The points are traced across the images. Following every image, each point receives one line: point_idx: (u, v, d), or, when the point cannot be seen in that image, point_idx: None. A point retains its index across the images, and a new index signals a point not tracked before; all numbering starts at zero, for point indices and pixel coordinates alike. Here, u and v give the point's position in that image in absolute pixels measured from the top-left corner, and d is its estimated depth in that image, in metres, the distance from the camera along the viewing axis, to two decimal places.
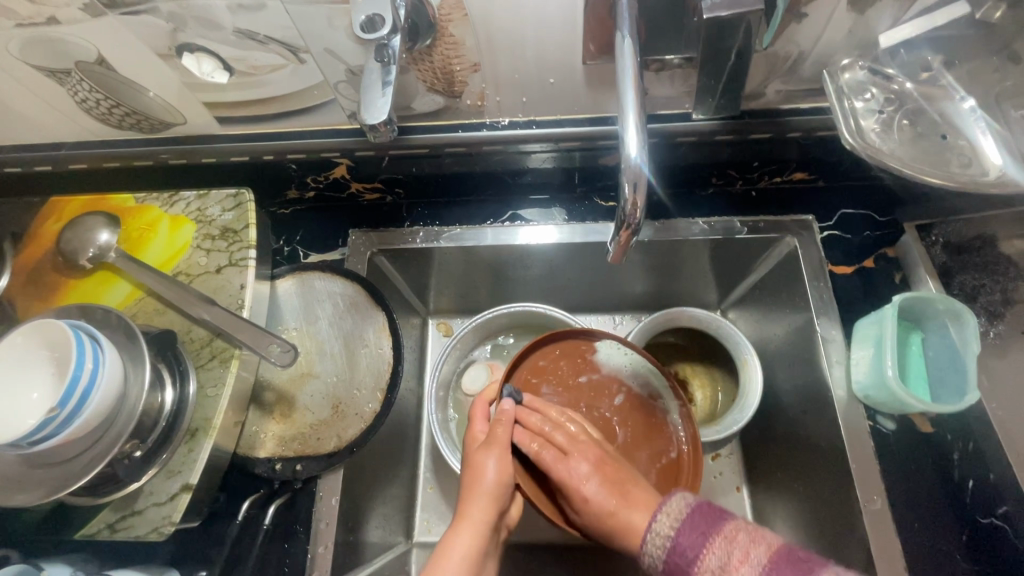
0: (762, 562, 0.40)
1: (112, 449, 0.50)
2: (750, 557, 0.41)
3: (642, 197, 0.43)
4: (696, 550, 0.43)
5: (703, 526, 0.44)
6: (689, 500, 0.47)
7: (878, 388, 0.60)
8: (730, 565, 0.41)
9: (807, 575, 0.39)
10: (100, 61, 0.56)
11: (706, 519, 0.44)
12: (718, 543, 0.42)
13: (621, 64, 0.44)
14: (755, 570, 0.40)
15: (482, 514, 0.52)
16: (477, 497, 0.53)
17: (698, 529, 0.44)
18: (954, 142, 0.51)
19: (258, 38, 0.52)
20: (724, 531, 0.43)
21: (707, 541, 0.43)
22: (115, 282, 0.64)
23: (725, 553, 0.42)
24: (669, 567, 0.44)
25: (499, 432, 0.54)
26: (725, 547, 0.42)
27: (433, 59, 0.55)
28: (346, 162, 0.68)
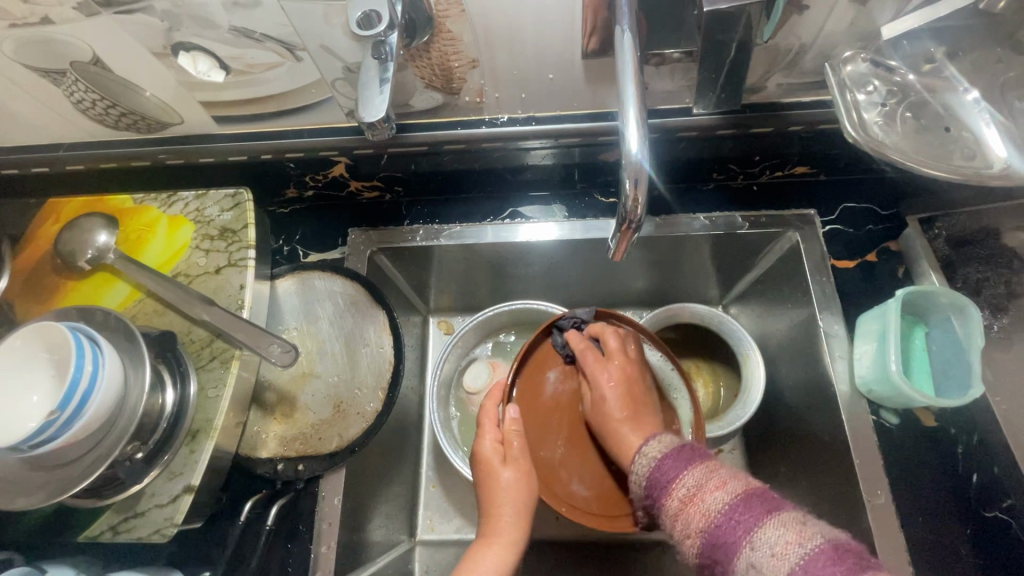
0: (735, 489, 0.43)
1: (113, 451, 0.49)
2: (725, 484, 0.43)
3: (643, 192, 0.42)
4: (676, 471, 0.46)
5: (688, 456, 0.47)
6: (680, 441, 0.49)
7: (882, 383, 0.60)
8: (704, 486, 0.44)
9: (774, 506, 0.41)
10: (95, 61, 0.56)
11: (691, 453, 0.47)
12: (696, 469, 0.45)
13: (620, 59, 0.43)
14: (727, 495, 0.42)
15: (510, 532, 0.54)
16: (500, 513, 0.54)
17: (682, 458, 0.47)
18: (957, 134, 0.50)
19: (254, 36, 0.52)
20: (705, 462, 0.46)
21: (686, 467, 0.46)
22: (114, 283, 0.64)
23: (702, 477, 0.44)
24: (648, 483, 0.47)
25: (514, 443, 0.54)
26: (704, 473, 0.45)
27: (431, 55, 0.54)
28: (345, 161, 0.68)
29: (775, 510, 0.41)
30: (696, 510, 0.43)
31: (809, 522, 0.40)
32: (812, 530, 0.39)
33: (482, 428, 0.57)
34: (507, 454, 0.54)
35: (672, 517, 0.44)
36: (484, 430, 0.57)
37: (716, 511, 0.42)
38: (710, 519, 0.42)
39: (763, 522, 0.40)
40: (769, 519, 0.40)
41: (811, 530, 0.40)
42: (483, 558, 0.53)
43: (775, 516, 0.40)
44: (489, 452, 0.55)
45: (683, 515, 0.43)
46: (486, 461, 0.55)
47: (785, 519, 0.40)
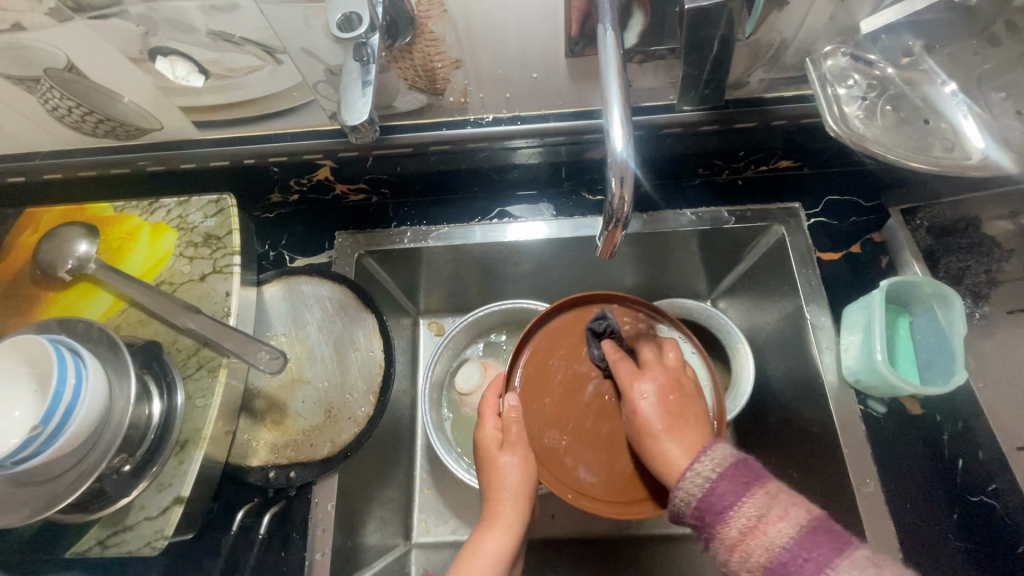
0: (800, 522, 0.41)
1: (100, 465, 0.49)
2: (788, 516, 0.41)
3: (629, 190, 0.42)
4: (735, 503, 0.43)
5: (745, 483, 0.44)
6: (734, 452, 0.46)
7: (868, 372, 0.61)
8: (767, 518, 0.42)
9: (844, 544, 0.40)
10: (70, 67, 0.55)
11: (748, 474, 0.44)
12: (752, 500, 0.43)
13: (604, 57, 0.43)
14: (792, 531, 0.41)
15: (508, 515, 0.55)
16: (499, 499, 0.55)
17: (736, 485, 0.44)
18: (936, 127, 0.51)
19: (234, 40, 0.51)
20: (765, 487, 0.44)
21: (746, 493, 0.43)
22: (96, 293, 0.63)
23: (763, 507, 0.42)
24: (700, 509, 0.44)
25: (511, 430, 0.54)
26: (764, 502, 0.42)
27: (414, 56, 0.54)
28: (330, 164, 0.67)
29: (846, 547, 0.40)
30: (759, 545, 0.41)
31: (883, 563, 0.39)
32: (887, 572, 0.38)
33: (483, 416, 0.58)
34: (505, 439, 0.55)
35: (730, 551, 0.42)
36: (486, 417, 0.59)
37: (781, 547, 0.41)
38: (773, 555, 0.41)
39: (834, 563, 0.39)
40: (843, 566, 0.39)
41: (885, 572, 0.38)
42: (483, 542, 0.54)
43: (845, 555, 0.39)
44: (485, 438, 0.57)
45: (742, 548, 0.42)
46: (485, 447, 0.56)
47: (859, 560, 0.39)
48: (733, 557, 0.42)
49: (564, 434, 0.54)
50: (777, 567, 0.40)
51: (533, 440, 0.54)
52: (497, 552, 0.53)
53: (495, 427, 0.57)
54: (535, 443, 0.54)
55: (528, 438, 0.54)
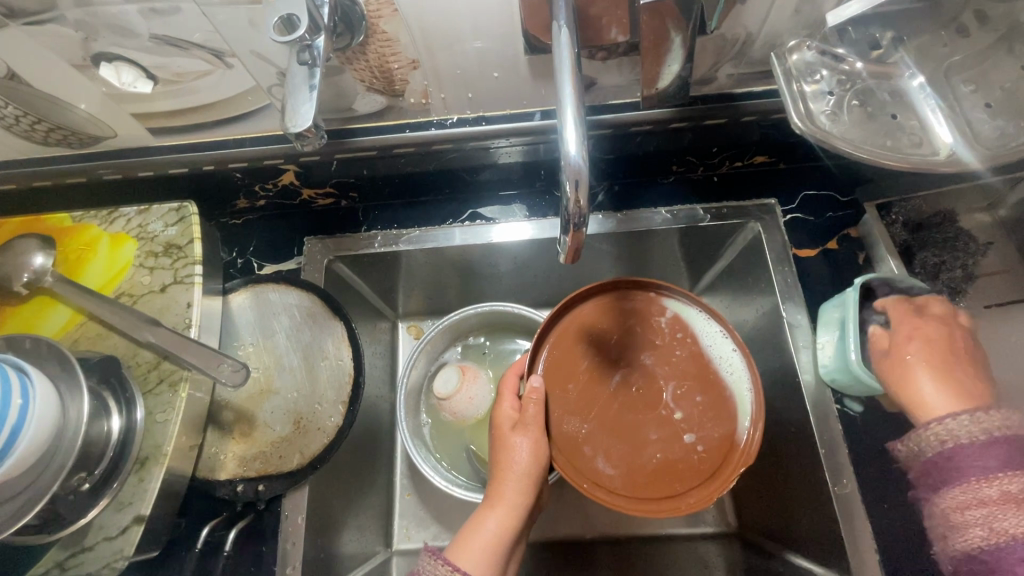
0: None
1: (51, 487, 0.47)
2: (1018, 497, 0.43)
3: (584, 194, 0.41)
4: (982, 470, 0.44)
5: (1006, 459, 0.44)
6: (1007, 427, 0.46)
7: (842, 372, 0.60)
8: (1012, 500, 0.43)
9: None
10: (11, 76, 0.53)
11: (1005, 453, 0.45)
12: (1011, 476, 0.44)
13: (557, 57, 0.42)
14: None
15: (514, 498, 0.54)
16: (507, 480, 0.54)
17: (1003, 457, 0.44)
18: (904, 122, 0.50)
19: (179, 44, 0.49)
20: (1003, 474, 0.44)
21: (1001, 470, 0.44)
22: (53, 307, 0.61)
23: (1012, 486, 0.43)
24: (940, 459, 0.47)
25: (528, 411, 0.53)
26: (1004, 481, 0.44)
27: (368, 57, 0.52)
28: (293, 169, 0.65)
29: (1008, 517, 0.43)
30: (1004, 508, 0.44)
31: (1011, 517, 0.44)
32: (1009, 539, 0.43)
33: (502, 395, 0.58)
34: (520, 421, 0.54)
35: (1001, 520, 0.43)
36: (507, 397, 0.58)
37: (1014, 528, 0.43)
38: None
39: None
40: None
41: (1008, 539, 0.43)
42: (485, 521, 0.53)
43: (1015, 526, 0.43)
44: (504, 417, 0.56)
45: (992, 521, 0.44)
46: (500, 427, 0.55)
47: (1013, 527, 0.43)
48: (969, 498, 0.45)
49: (584, 422, 0.53)
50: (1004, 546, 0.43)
51: (552, 424, 0.53)
52: (501, 533, 0.53)
53: (512, 408, 0.57)
54: (554, 428, 0.53)
55: (545, 421, 0.53)
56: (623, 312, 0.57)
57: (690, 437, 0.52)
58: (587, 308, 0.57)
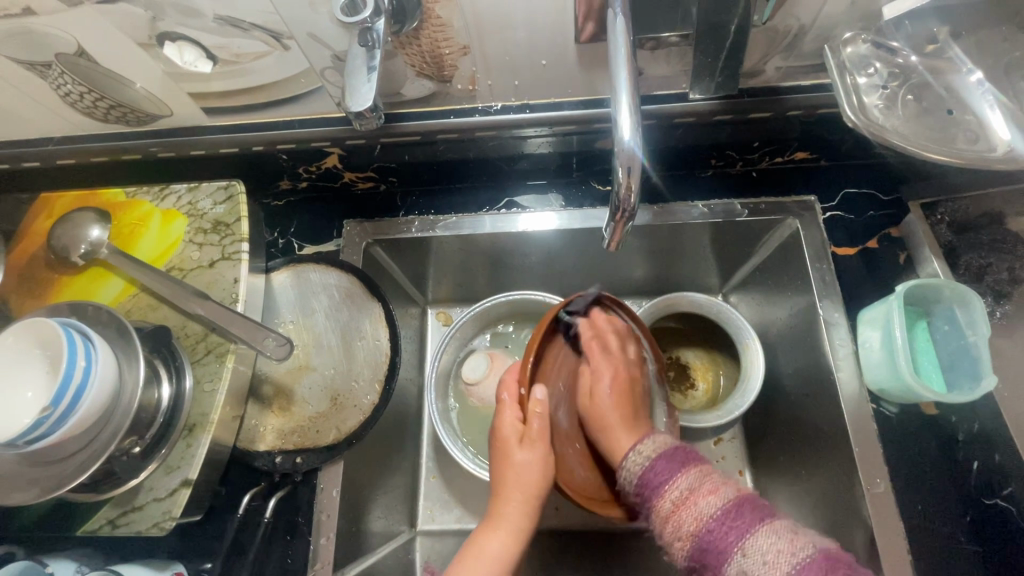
0: (726, 496, 0.44)
1: (108, 448, 0.49)
2: (718, 490, 0.44)
3: (636, 180, 0.42)
4: (666, 478, 0.46)
5: (679, 458, 0.48)
6: (658, 445, 0.50)
7: (894, 379, 0.60)
8: (698, 492, 0.45)
9: (765, 515, 0.43)
10: (81, 53, 0.55)
11: (685, 456, 0.48)
12: (694, 474, 0.46)
13: (613, 44, 0.42)
14: (720, 501, 0.44)
15: (514, 518, 0.55)
16: (511, 500, 0.55)
17: (674, 461, 0.48)
18: (960, 117, 0.49)
19: (241, 25, 0.51)
20: (698, 466, 0.47)
21: (681, 470, 0.46)
22: (107, 278, 0.63)
23: (695, 482, 0.45)
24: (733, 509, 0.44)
25: (534, 425, 0.54)
26: (697, 478, 0.46)
27: (421, 42, 0.54)
28: (338, 152, 0.67)
29: (766, 517, 0.43)
30: (690, 514, 0.44)
31: (799, 533, 0.42)
32: (802, 539, 0.41)
33: (502, 407, 0.57)
34: (524, 435, 0.55)
35: (665, 521, 0.45)
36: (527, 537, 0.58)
37: (709, 516, 0.43)
38: (703, 525, 0.43)
39: (755, 529, 0.42)
40: (757, 528, 0.42)
41: (801, 539, 0.42)
42: (488, 543, 0.54)
43: (765, 524, 0.42)
44: None
45: (675, 520, 0.44)
46: (504, 441, 0.55)
47: (776, 526, 0.42)
48: (669, 530, 0.44)
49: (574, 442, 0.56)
50: (706, 536, 0.43)
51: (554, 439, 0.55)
52: (509, 551, 0.54)
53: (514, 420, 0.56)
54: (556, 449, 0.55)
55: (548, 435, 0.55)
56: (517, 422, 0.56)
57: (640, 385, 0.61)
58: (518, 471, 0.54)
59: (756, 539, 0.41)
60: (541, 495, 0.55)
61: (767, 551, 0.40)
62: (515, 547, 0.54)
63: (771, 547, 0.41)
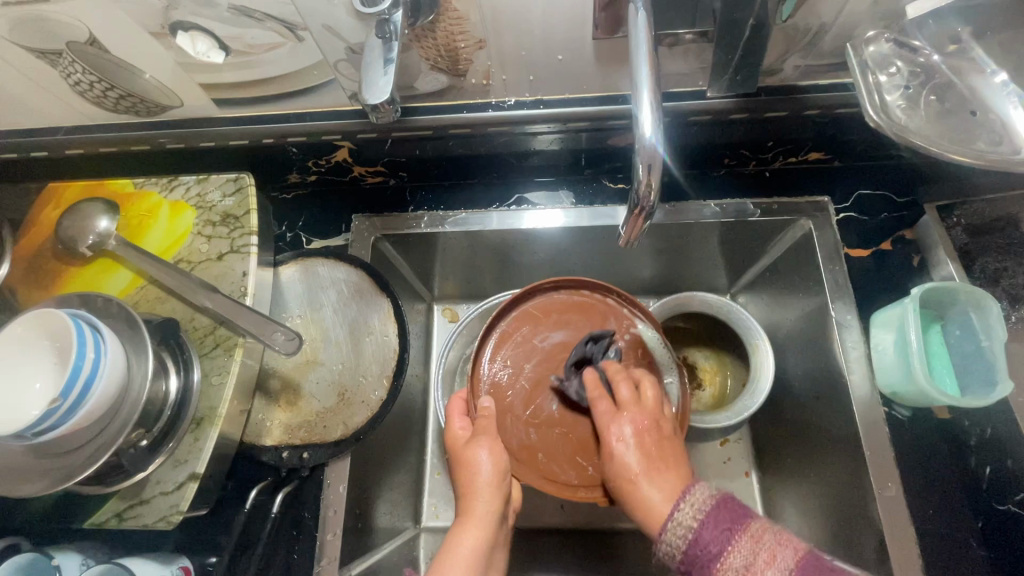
0: (788, 566, 0.41)
1: (116, 441, 0.49)
2: (776, 561, 0.41)
3: (657, 178, 0.41)
4: (718, 550, 0.43)
5: (728, 523, 0.44)
6: (703, 505, 0.46)
7: (907, 383, 0.60)
8: (755, 565, 0.41)
9: None
10: (92, 42, 0.55)
11: (732, 515, 0.44)
12: (747, 541, 0.43)
13: (634, 40, 0.42)
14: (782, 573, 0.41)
15: (482, 512, 0.53)
16: (477, 493, 0.53)
17: (723, 527, 0.44)
18: (983, 118, 0.48)
19: (255, 15, 0.50)
20: (748, 529, 0.43)
21: (733, 539, 0.43)
22: (115, 270, 0.63)
23: (752, 550, 0.42)
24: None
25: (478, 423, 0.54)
26: (750, 547, 0.42)
27: (436, 35, 0.53)
28: (349, 146, 0.66)
29: None
30: None
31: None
32: None
33: (451, 418, 0.58)
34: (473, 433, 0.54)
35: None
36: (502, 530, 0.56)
37: None
38: None
39: None
40: None
41: None
42: (461, 541, 0.52)
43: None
44: None
45: None
46: (454, 447, 0.55)
47: None
48: None
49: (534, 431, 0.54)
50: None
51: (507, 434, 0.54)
52: (481, 544, 0.52)
53: (462, 429, 0.57)
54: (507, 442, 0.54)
55: (499, 428, 0.54)
56: (466, 429, 0.57)
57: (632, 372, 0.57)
58: (475, 469, 0.53)
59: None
60: (504, 482, 0.54)
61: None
62: (488, 538, 0.53)
63: None
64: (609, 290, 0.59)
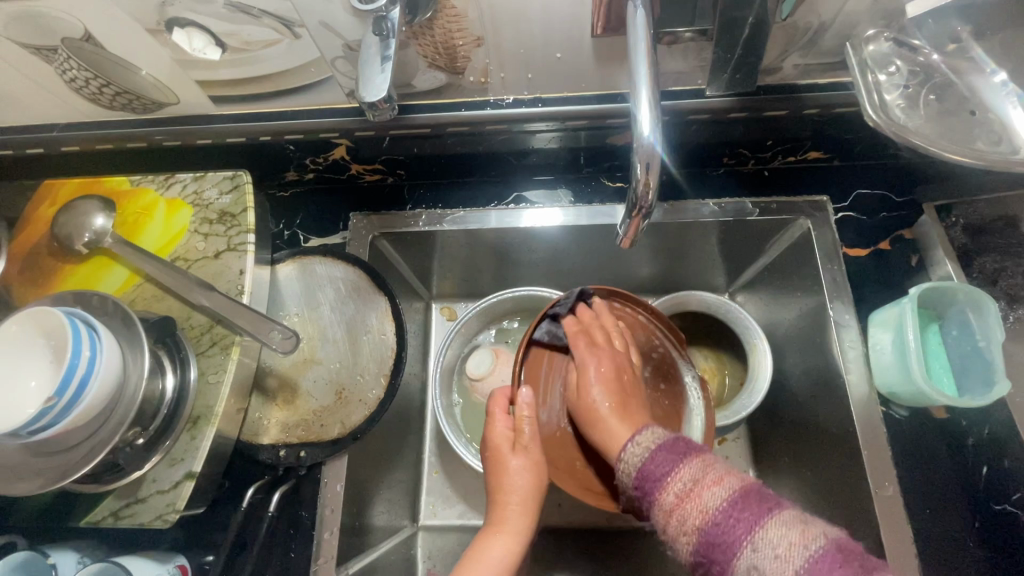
0: (732, 488, 0.40)
1: (112, 439, 0.49)
2: (722, 480, 0.41)
3: (655, 177, 0.41)
4: (667, 472, 0.43)
5: (679, 453, 0.44)
6: (657, 437, 0.46)
7: (905, 383, 0.60)
8: (701, 483, 0.41)
9: (773, 506, 0.39)
10: (88, 38, 0.54)
11: (685, 447, 0.45)
12: (695, 467, 0.43)
13: (632, 38, 0.42)
14: (725, 492, 0.40)
15: (516, 520, 0.55)
16: (507, 504, 0.55)
17: (673, 454, 0.44)
18: (982, 117, 0.48)
19: (251, 11, 0.50)
20: (699, 457, 0.43)
21: (682, 461, 0.43)
22: (111, 267, 0.63)
23: (699, 472, 0.42)
24: (742, 490, 0.40)
25: (525, 433, 0.56)
26: (698, 469, 0.42)
27: (435, 32, 0.53)
28: (346, 144, 0.66)
29: (774, 508, 0.39)
30: (694, 507, 0.40)
31: (811, 522, 0.39)
32: (813, 530, 0.38)
33: (494, 415, 0.58)
34: (517, 441, 0.56)
35: (667, 513, 0.41)
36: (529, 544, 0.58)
37: (715, 509, 0.40)
38: (707, 518, 0.39)
39: (763, 522, 0.38)
40: (769, 521, 0.38)
41: (812, 529, 0.38)
42: (490, 549, 0.54)
43: (774, 515, 0.38)
44: None
45: (678, 514, 0.41)
46: (497, 448, 0.57)
47: (786, 517, 0.38)
48: (671, 524, 0.41)
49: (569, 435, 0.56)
50: (710, 530, 0.39)
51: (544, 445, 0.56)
52: (511, 553, 0.54)
53: (506, 428, 0.58)
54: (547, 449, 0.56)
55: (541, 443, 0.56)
56: (511, 429, 0.58)
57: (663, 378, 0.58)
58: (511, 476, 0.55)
59: (766, 532, 0.38)
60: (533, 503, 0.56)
61: (777, 546, 0.37)
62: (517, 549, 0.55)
63: (780, 541, 0.37)
64: (640, 305, 0.61)
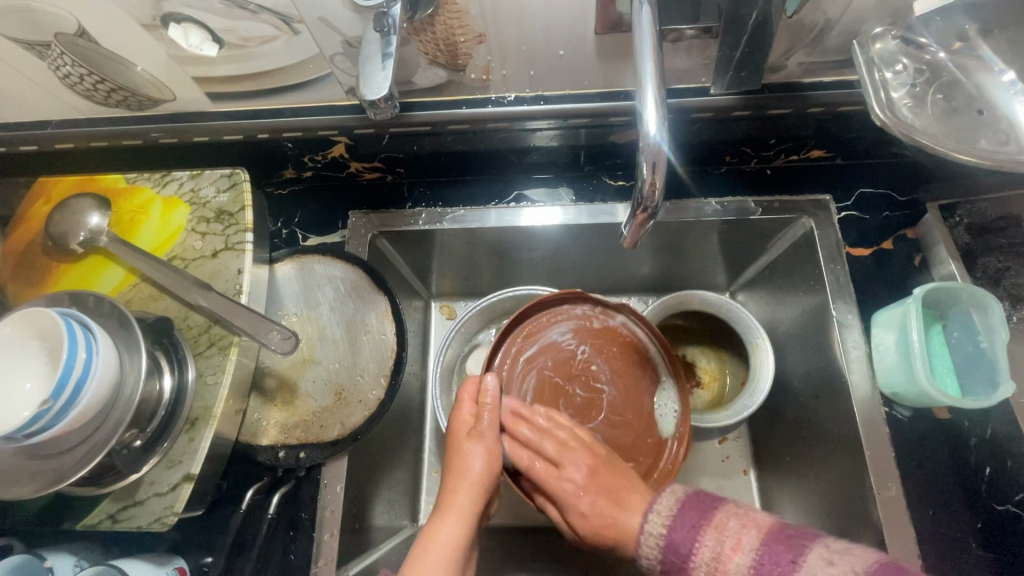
0: (752, 546, 0.43)
1: (109, 441, 0.48)
2: (741, 543, 0.44)
3: (661, 177, 0.41)
4: (691, 546, 0.46)
5: (694, 521, 0.47)
6: (671, 509, 0.50)
7: (908, 384, 0.59)
8: (723, 553, 0.44)
9: (795, 552, 0.41)
10: (82, 33, 0.54)
11: (698, 511, 0.48)
12: (715, 532, 0.46)
13: (638, 35, 0.41)
14: (747, 554, 0.43)
15: (462, 500, 0.53)
16: (461, 483, 0.54)
17: (692, 525, 0.47)
18: (990, 117, 0.47)
19: (248, 7, 0.50)
20: (714, 521, 0.46)
21: (701, 531, 0.46)
22: (107, 266, 0.62)
23: (717, 541, 0.45)
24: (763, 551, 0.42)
25: (484, 420, 0.57)
26: (716, 537, 0.45)
27: (436, 28, 0.53)
28: (344, 142, 0.65)
29: (799, 555, 0.41)
30: None
31: (838, 560, 0.40)
32: (843, 567, 0.39)
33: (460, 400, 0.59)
34: (476, 428, 0.57)
35: None
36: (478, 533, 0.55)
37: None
38: None
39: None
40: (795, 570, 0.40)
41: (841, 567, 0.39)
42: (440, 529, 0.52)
43: (800, 564, 0.40)
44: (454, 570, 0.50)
45: None
46: (456, 430, 0.57)
47: (813, 563, 0.40)
48: None
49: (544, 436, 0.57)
50: None
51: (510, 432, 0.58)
52: (463, 536, 0.51)
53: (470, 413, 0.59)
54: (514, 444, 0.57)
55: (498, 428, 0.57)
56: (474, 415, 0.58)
57: (630, 374, 0.61)
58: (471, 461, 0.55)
59: None
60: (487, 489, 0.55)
61: None
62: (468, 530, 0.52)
63: None
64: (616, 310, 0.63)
